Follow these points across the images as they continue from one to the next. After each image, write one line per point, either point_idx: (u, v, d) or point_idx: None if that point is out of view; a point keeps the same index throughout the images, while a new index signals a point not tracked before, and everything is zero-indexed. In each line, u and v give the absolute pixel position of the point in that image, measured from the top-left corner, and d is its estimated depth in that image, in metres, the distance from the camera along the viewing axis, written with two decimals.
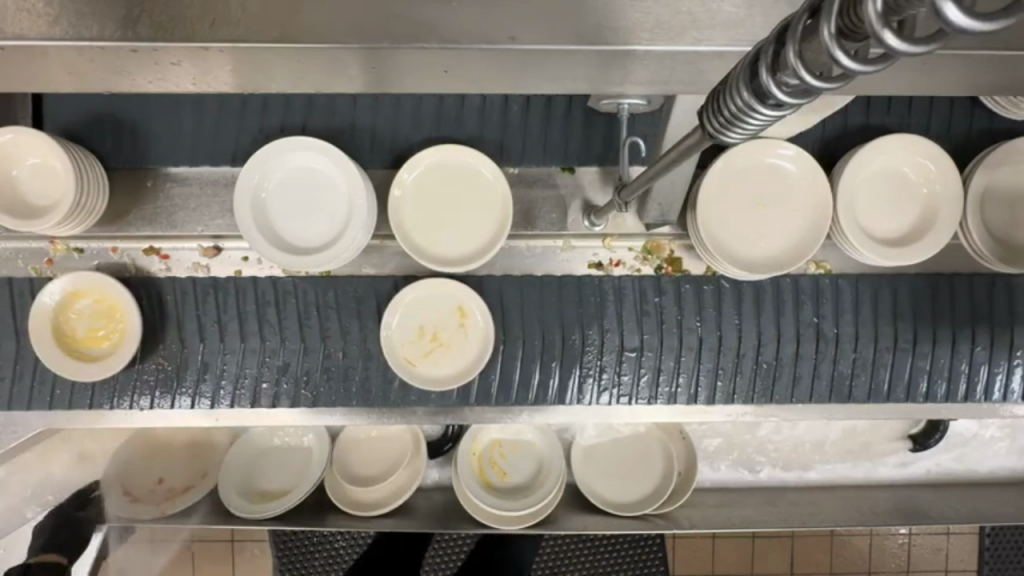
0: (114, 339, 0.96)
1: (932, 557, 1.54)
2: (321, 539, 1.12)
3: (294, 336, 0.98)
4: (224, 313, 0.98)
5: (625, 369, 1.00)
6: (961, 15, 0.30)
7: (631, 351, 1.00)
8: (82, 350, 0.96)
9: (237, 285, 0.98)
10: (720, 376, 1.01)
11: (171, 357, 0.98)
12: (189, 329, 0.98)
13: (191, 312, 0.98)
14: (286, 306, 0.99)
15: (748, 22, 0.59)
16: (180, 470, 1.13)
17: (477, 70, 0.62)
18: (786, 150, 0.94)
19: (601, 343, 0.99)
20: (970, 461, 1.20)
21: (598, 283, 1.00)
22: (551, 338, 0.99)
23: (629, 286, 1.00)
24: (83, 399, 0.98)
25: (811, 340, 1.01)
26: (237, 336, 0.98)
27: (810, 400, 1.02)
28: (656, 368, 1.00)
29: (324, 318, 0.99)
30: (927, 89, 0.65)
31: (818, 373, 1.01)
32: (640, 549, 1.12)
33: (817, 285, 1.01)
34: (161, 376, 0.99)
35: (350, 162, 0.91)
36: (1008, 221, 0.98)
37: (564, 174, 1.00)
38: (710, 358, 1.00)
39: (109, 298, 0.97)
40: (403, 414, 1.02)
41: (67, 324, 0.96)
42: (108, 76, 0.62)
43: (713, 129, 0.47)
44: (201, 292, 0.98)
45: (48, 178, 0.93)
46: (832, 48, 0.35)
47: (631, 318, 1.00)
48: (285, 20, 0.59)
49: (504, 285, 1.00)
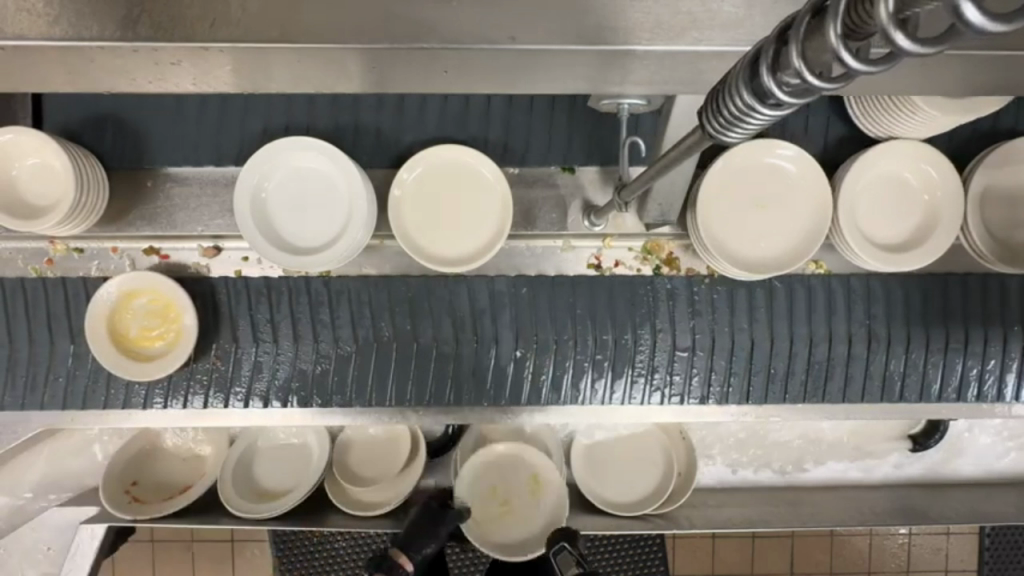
0: (169, 338, 0.96)
1: (932, 557, 1.55)
2: (321, 541, 1.13)
3: (347, 337, 0.98)
4: (276, 313, 0.98)
5: (677, 369, 1.00)
6: (974, 13, 0.30)
7: (683, 351, 0.99)
8: (136, 349, 0.96)
9: (291, 284, 0.98)
10: (773, 380, 1.01)
11: (226, 357, 0.98)
12: (242, 330, 0.98)
13: (243, 310, 0.98)
14: (339, 305, 0.99)
15: (748, 22, 0.59)
16: (175, 473, 1.12)
17: (476, 71, 0.63)
18: (785, 150, 0.94)
19: (653, 343, 0.99)
20: (969, 461, 1.20)
21: (651, 283, 1.00)
22: (604, 338, 0.99)
23: (681, 286, 1.00)
24: (138, 397, 0.98)
25: (862, 340, 1.01)
26: (289, 336, 0.98)
27: (861, 400, 1.02)
28: (708, 369, 1.00)
29: (376, 319, 0.98)
30: (927, 89, 0.65)
31: (869, 372, 1.02)
32: (640, 549, 1.14)
33: (831, 286, 1.01)
34: (214, 376, 0.99)
35: (349, 162, 0.91)
36: (1007, 222, 0.99)
37: (564, 174, 1.00)
38: (762, 358, 1.00)
39: (162, 296, 0.97)
40: (402, 415, 1.01)
41: (122, 323, 0.96)
42: (107, 77, 0.62)
43: (713, 129, 0.47)
44: (254, 292, 0.98)
45: (49, 178, 0.93)
46: (838, 48, 0.35)
47: (684, 317, 0.99)
48: (285, 20, 0.59)
49: (558, 285, 1.00)
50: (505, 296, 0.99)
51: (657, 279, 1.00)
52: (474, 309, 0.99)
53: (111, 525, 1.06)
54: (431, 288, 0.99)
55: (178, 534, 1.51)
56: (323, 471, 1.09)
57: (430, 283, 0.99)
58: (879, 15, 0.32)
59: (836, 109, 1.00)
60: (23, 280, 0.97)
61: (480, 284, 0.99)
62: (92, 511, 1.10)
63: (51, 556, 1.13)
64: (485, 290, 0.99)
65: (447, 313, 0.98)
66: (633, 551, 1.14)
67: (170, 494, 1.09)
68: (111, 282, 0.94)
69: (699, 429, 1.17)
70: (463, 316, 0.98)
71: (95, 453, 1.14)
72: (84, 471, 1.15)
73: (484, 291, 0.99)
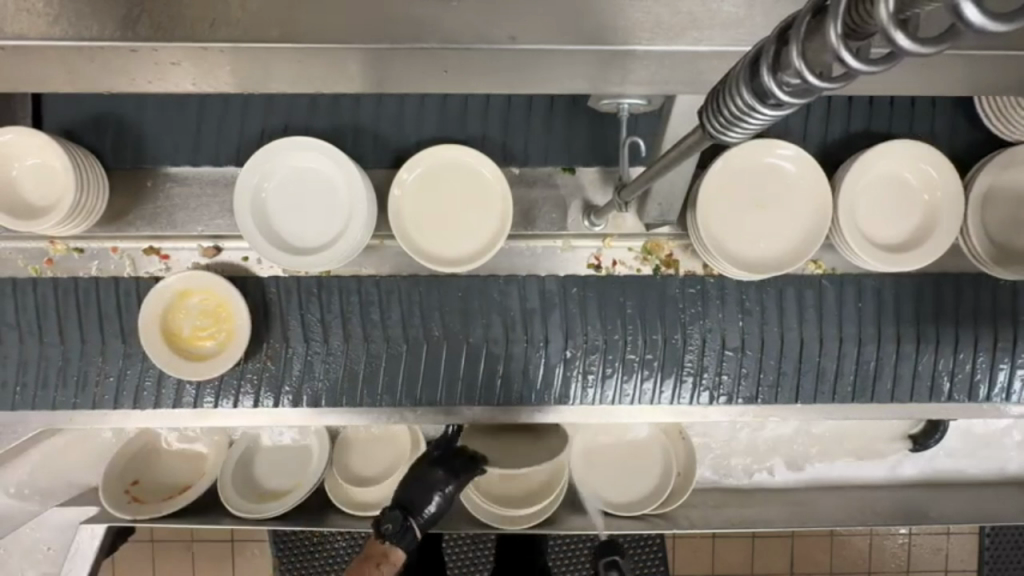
0: (221, 338, 0.96)
1: (932, 557, 1.55)
2: (321, 539, 1.13)
3: (397, 335, 0.99)
4: (327, 313, 0.99)
5: (725, 368, 1.01)
6: (976, 11, 0.30)
7: (733, 349, 1.00)
8: (188, 348, 0.96)
9: (342, 284, 0.99)
10: (822, 380, 1.02)
11: (277, 357, 0.99)
12: (295, 330, 0.99)
13: (295, 308, 0.99)
14: (390, 305, 0.99)
15: (748, 23, 0.59)
16: (173, 472, 1.12)
17: (477, 70, 0.63)
18: (786, 151, 0.94)
19: (702, 343, 1.00)
20: (969, 462, 1.20)
21: (700, 285, 1.00)
22: (654, 338, 1.00)
23: (731, 288, 1.01)
24: (190, 396, 1.00)
25: (911, 339, 1.02)
26: (341, 336, 0.99)
27: (909, 400, 1.03)
28: (757, 369, 1.01)
29: (427, 319, 0.99)
30: (926, 88, 0.65)
31: (917, 372, 1.03)
32: (640, 550, 1.14)
33: (865, 284, 1.02)
34: (265, 375, 1.00)
35: (349, 162, 0.91)
36: (1009, 225, 0.98)
37: (564, 174, 1.00)
38: (812, 357, 1.01)
39: (215, 296, 0.97)
40: (402, 414, 1.01)
41: (175, 321, 0.96)
42: (108, 77, 0.62)
43: (713, 129, 0.47)
44: (305, 291, 0.99)
45: (49, 178, 0.93)
46: (840, 48, 0.35)
47: (733, 317, 1.00)
48: (285, 19, 0.59)
49: (607, 287, 1.00)
50: (555, 296, 1.00)
51: (703, 279, 1.00)
52: (525, 309, 0.99)
53: (111, 525, 1.07)
54: (482, 288, 0.99)
55: (178, 534, 1.51)
56: (323, 471, 1.08)
57: (480, 280, 0.99)
58: (880, 14, 0.32)
59: (837, 110, 1.00)
60: (40, 279, 0.98)
61: (532, 283, 1.00)
62: (91, 511, 1.11)
63: (51, 556, 1.15)
64: (536, 291, 1.00)
65: (498, 313, 0.99)
66: (632, 551, 1.14)
67: (169, 494, 1.08)
68: (165, 281, 0.94)
69: (699, 429, 1.17)
70: (515, 315, 0.99)
71: (96, 453, 1.14)
72: (85, 471, 1.15)
73: (536, 291, 1.00)
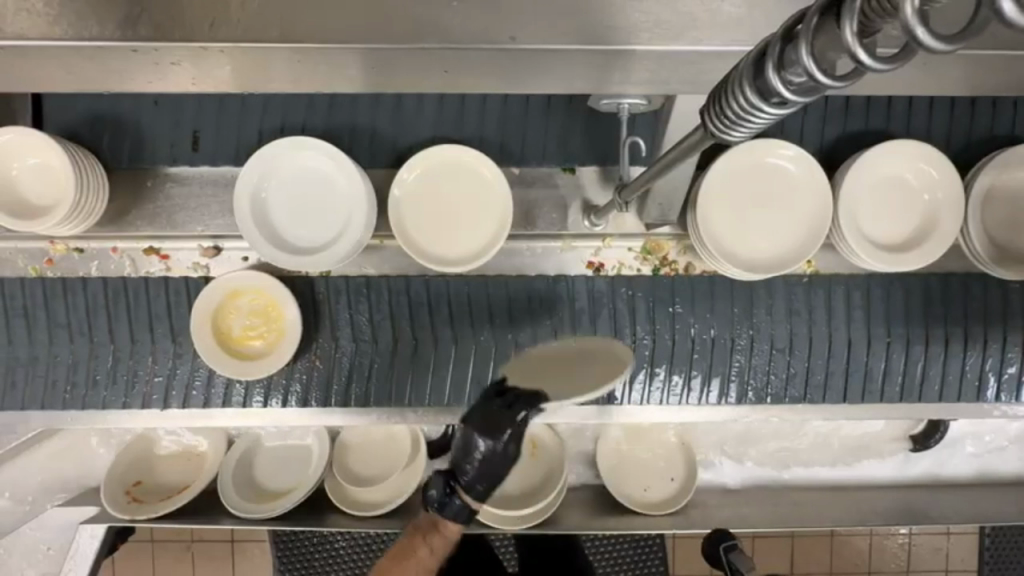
0: (270, 338, 0.96)
1: (932, 557, 1.55)
2: (321, 539, 1.13)
3: (447, 336, 1.00)
4: (376, 312, 0.99)
5: (774, 368, 1.01)
6: (1009, 7, 0.30)
7: (782, 348, 1.01)
8: (237, 348, 0.96)
9: (391, 284, 0.99)
10: (870, 381, 1.03)
11: (325, 356, 1.00)
12: (344, 330, 1.00)
13: (344, 309, 0.99)
14: (439, 306, 1.00)
15: (749, 22, 0.59)
16: (172, 472, 1.12)
17: (477, 70, 0.63)
18: (787, 150, 0.93)
19: (750, 343, 1.01)
20: (970, 462, 1.20)
21: (749, 290, 1.00)
22: (703, 339, 1.00)
23: (779, 288, 1.01)
24: (239, 396, 1.00)
25: (960, 338, 1.02)
26: (389, 337, 1.00)
27: (957, 400, 1.04)
28: (806, 369, 1.02)
29: (476, 320, 1.00)
30: (926, 87, 0.66)
31: (964, 372, 1.03)
32: (641, 551, 1.14)
33: (911, 285, 1.02)
34: (314, 375, 1.00)
35: (349, 163, 0.91)
36: (1009, 226, 0.98)
37: (564, 174, 1.00)
38: (859, 358, 1.02)
39: (265, 296, 0.97)
40: (402, 414, 1.01)
41: (225, 322, 0.96)
42: (108, 77, 0.62)
43: (715, 130, 0.47)
44: (354, 290, 0.99)
45: (49, 179, 0.93)
46: (855, 47, 0.35)
47: (782, 317, 1.01)
48: (285, 20, 0.59)
49: (655, 288, 1.01)
50: (604, 296, 1.00)
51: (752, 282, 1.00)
52: (574, 308, 1.00)
53: (111, 526, 1.07)
54: (532, 286, 1.00)
55: (178, 534, 1.51)
56: (323, 471, 1.09)
57: (526, 279, 1.00)
58: (901, 9, 0.32)
59: (837, 110, 1.00)
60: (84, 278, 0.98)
61: (580, 283, 1.00)
62: (91, 511, 1.10)
63: (51, 556, 1.16)
64: (585, 290, 1.00)
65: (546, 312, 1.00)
66: (633, 550, 1.14)
67: (169, 494, 1.08)
68: (216, 281, 0.95)
69: (700, 430, 1.17)
70: (564, 315, 1.00)
71: (97, 453, 1.14)
72: (85, 471, 1.15)
73: (585, 290, 1.00)
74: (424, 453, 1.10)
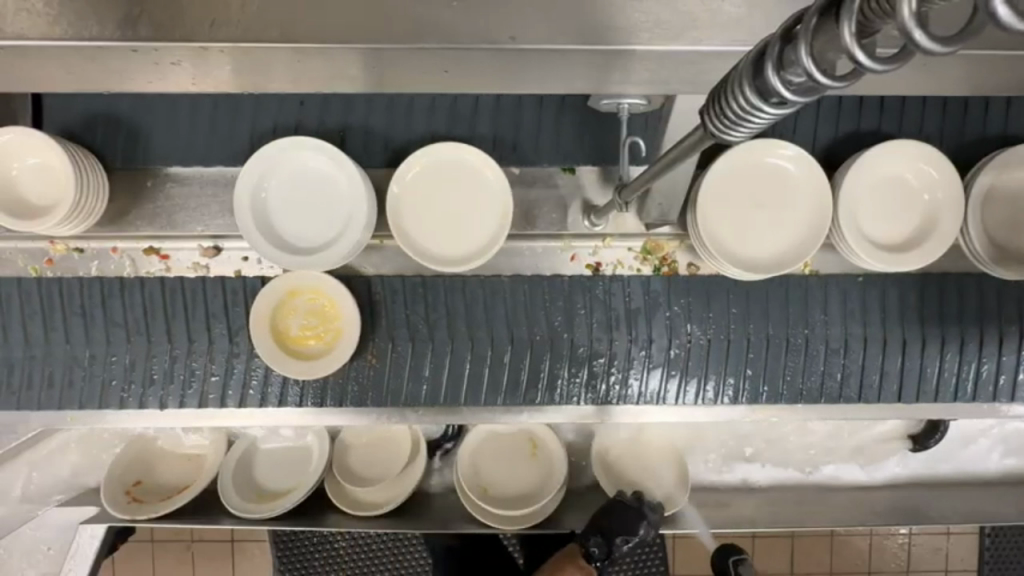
0: (328, 338, 0.96)
1: (932, 557, 1.55)
2: (320, 539, 1.13)
3: (504, 335, 0.99)
4: (433, 312, 0.99)
5: (830, 367, 1.01)
6: (1002, 12, 0.30)
7: (838, 346, 1.01)
8: (294, 348, 0.96)
9: (447, 285, 0.99)
10: (925, 382, 1.03)
11: (382, 355, 0.99)
12: (401, 330, 0.99)
13: (401, 309, 0.99)
14: (495, 306, 0.99)
15: (748, 22, 0.59)
16: (171, 474, 1.11)
17: (476, 70, 0.63)
18: (786, 151, 0.93)
19: (806, 342, 1.00)
20: (970, 462, 1.20)
21: (805, 282, 1.01)
22: (760, 338, 1.00)
23: (830, 287, 1.01)
24: (293, 397, 1.00)
25: (1015, 336, 1.02)
26: (446, 335, 0.99)
27: (1009, 399, 1.04)
28: (862, 368, 1.02)
29: (533, 321, 0.99)
30: (923, 87, 0.66)
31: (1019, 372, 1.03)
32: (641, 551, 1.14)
33: (965, 286, 1.02)
34: (371, 376, 1.00)
35: (349, 163, 0.91)
36: (1011, 226, 0.98)
37: (564, 174, 1.00)
38: (915, 359, 1.02)
39: (323, 296, 0.97)
40: (403, 414, 1.01)
41: (282, 321, 0.96)
42: (108, 76, 0.62)
43: (715, 130, 0.47)
44: (410, 289, 0.99)
45: (49, 178, 0.93)
46: (854, 48, 0.35)
47: (838, 319, 1.01)
48: (285, 20, 0.58)
49: (711, 287, 1.00)
50: (660, 297, 1.00)
51: (803, 277, 1.01)
52: (629, 308, 1.00)
53: (111, 526, 1.07)
54: (587, 284, 1.00)
55: (178, 534, 1.51)
56: (322, 471, 1.08)
57: (585, 280, 1.00)
58: (898, 11, 0.32)
59: (836, 110, 1.00)
60: (121, 279, 0.98)
61: (636, 283, 1.00)
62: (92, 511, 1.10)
63: (51, 556, 1.16)
64: (640, 290, 1.00)
65: (601, 310, 1.00)
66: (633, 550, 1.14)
67: (169, 494, 1.08)
68: (275, 281, 0.95)
69: (700, 429, 1.17)
70: (619, 315, 1.00)
71: (96, 453, 1.14)
72: (85, 471, 1.15)
73: (640, 290, 1.00)
74: (424, 453, 1.11)
